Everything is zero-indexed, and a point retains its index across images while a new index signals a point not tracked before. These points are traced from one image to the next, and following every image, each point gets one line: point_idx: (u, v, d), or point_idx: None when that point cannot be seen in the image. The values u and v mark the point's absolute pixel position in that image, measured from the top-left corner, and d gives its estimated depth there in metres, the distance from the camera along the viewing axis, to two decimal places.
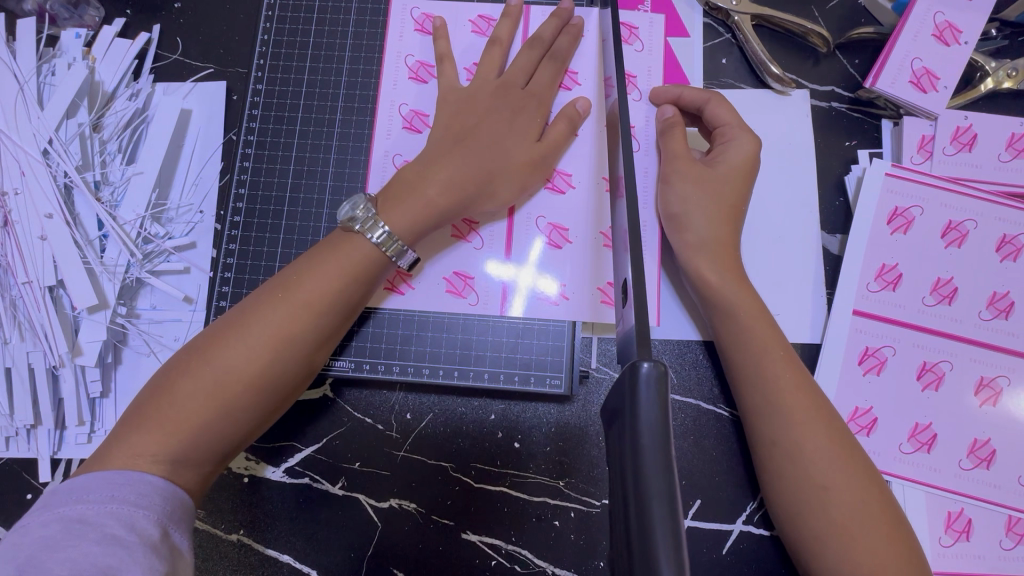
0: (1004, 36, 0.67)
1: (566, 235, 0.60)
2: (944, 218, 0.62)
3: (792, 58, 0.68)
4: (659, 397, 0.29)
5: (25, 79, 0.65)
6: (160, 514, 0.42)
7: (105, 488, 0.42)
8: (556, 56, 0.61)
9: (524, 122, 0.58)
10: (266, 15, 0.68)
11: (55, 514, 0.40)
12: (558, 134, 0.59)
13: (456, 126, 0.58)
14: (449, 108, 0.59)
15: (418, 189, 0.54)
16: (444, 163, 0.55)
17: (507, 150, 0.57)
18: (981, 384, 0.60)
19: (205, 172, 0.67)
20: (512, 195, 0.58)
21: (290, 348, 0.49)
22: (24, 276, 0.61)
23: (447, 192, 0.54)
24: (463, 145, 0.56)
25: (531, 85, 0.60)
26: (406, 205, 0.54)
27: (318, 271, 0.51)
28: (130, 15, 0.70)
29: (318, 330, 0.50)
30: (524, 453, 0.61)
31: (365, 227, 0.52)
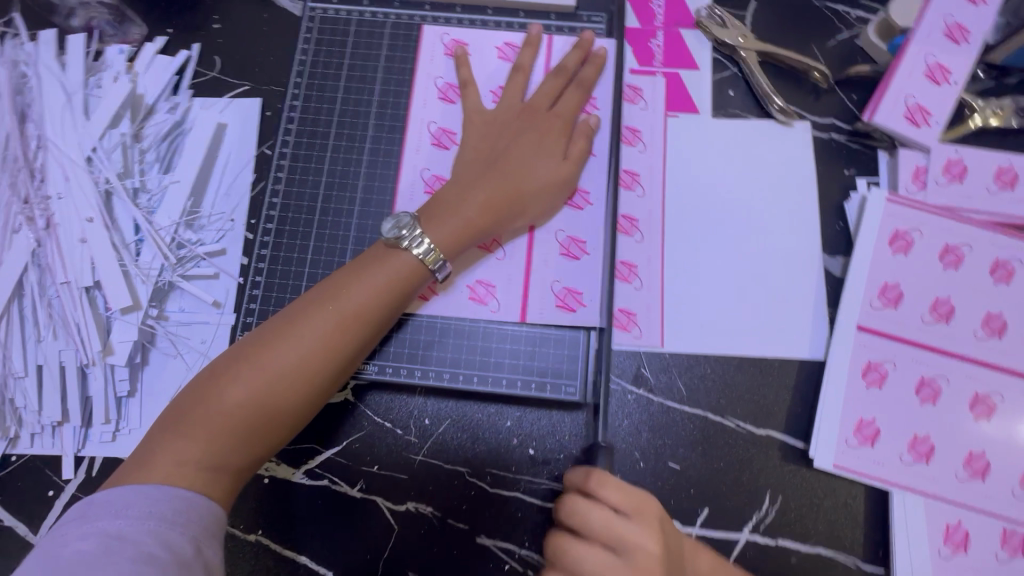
0: (991, 77, 0.72)
1: (584, 248, 0.64)
2: (941, 241, 0.66)
3: (795, 91, 0.73)
4: None
5: (73, 91, 0.68)
6: (194, 532, 0.43)
7: (141, 504, 0.43)
8: (580, 84, 0.65)
9: (550, 142, 0.62)
10: (304, 37, 0.72)
11: (94, 528, 0.41)
12: (579, 150, 0.62)
13: (486, 149, 0.62)
14: (477, 130, 0.64)
15: (457, 210, 0.58)
16: (481, 184, 0.59)
17: (538, 170, 0.60)
18: (976, 400, 0.63)
19: (238, 182, 0.70)
20: (542, 213, 0.62)
21: (332, 360, 0.51)
22: (62, 276, 0.63)
23: (486, 211, 0.58)
24: (497, 167, 0.60)
25: (556, 108, 0.64)
26: (449, 226, 0.57)
27: (361, 285, 0.53)
28: (172, 33, 0.74)
29: (359, 342, 0.53)
30: (539, 459, 0.63)
31: (412, 244, 0.55)
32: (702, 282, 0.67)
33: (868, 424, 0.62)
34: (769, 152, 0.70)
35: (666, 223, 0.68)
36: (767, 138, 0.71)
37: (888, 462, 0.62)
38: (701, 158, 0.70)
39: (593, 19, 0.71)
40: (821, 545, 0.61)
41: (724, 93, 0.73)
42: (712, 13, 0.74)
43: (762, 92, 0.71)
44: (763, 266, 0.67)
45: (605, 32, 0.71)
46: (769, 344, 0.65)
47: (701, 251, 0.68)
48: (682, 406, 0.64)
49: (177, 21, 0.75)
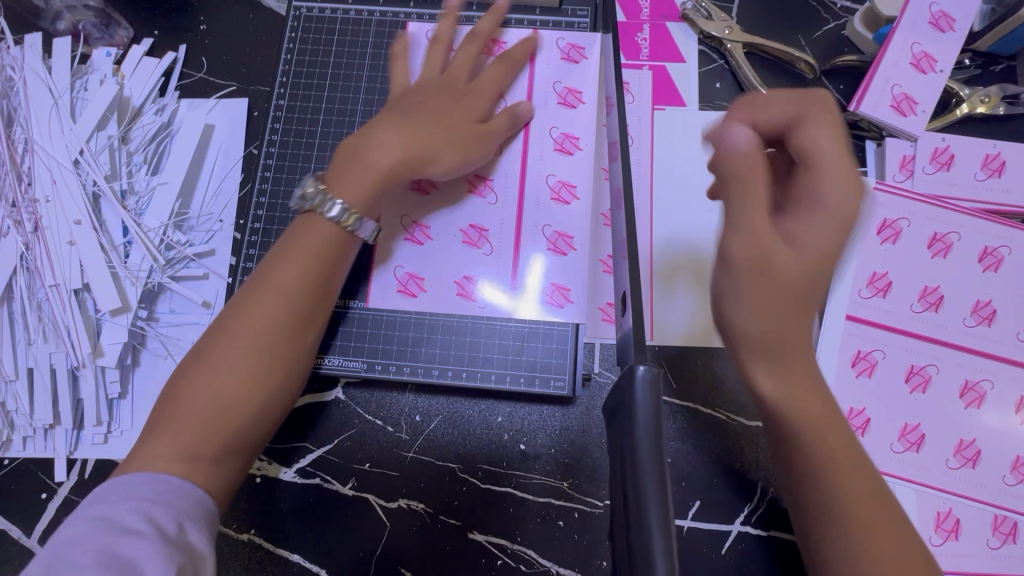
0: (977, 65, 0.72)
1: (571, 243, 0.63)
2: (929, 229, 0.66)
3: (782, 83, 0.73)
4: (653, 397, 0.33)
5: (59, 94, 0.68)
6: (177, 510, 0.43)
7: (129, 489, 0.43)
8: (507, 58, 0.65)
9: (468, 104, 0.60)
10: (289, 36, 0.72)
11: (96, 510, 0.41)
12: (500, 122, 0.62)
13: (389, 113, 0.59)
14: (387, 99, 0.61)
15: (366, 163, 0.54)
16: (378, 132, 0.56)
17: (443, 121, 0.58)
18: (966, 387, 0.63)
19: (226, 183, 0.70)
20: (455, 163, 0.59)
21: (284, 335, 0.49)
22: (50, 279, 0.63)
23: (394, 155, 0.55)
24: (410, 119, 0.57)
25: (476, 81, 0.63)
26: (357, 177, 0.54)
27: (289, 259, 0.51)
28: (158, 35, 0.75)
29: (306, 312, 0.51)
30: (529, 454, 0.63)
31: (320, 204, 0.53)
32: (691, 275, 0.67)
33: (857, 414, 0.62)
34: None
35: (654, 216, 0.68)
36: None
37: (879, 451, 0.62)
38: (688, 150, 0.70)
39: (578, 13, 0.71)
40: None
41: (710, 86, 0.73)
42: (697, 5, 0.74)
43: (749, 84, 0.71)
44: None
45: (590, 27, 0.71)
46: None
47: (689, 244, 0.68)
48: (671, 399, 0.64)
49: (163, 23, 0.75)
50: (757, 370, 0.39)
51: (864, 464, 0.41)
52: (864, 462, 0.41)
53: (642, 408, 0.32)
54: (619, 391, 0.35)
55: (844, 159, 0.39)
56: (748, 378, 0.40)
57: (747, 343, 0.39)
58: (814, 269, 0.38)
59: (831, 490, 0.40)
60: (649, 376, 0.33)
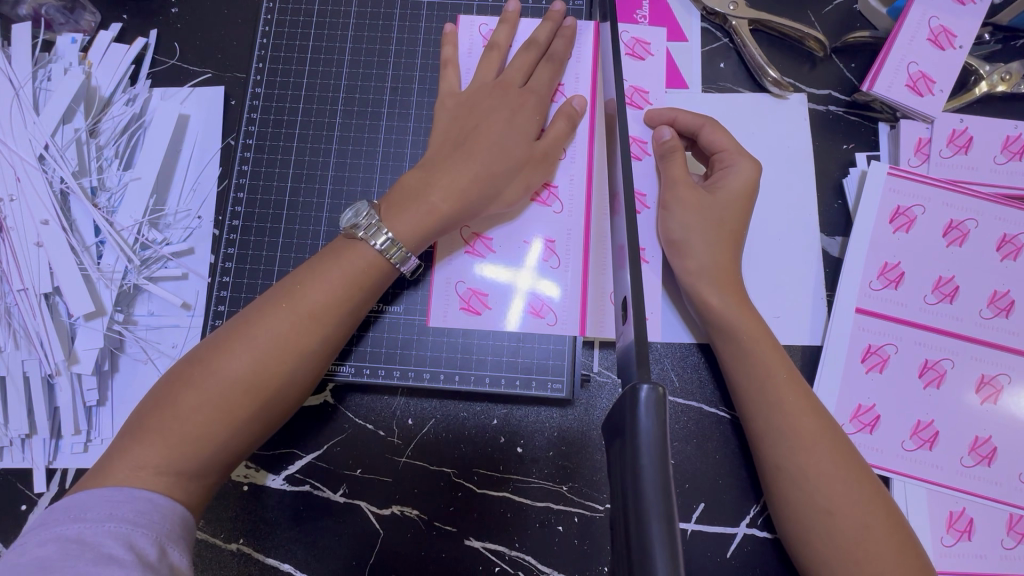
0: (997, 40, 0.68)
1: (555, 247, 0.61)
2: (945, 216, 0.63)
3: (790, 62, 0.68)
4: (659, 422, 0.30)
5: (21, 84, 0.64)
6: (158, 533, 0.41)
7: (105, 506, 0.41)
8: (551, 58, 0.61)
9: (524, 120, 0.58)
10: (266, 19, 0.67)
11: (53, 533, 0.39)
12: (558, 132, 0.59)
13: (456, 133, 0.58)
14: (449, 113, 0.60)
15: (422, 198, 0.54)
16: (445, 168, 0.55)
17: (506, 152, 0.56)
18: (982, 382, 0.60)
19: (203, 178, 0.67)
20: (517, 201, 0.59)
21: (296, 361, 0.49)
22: (20, 283, 0.60)
23: (453, 196, 0.54)
24: (464, 149, 0.56)
25: (530, 84, 0.60)
26: (410, 215, 0.53)
27: (318, 281, 0.50)
28: (127, 20, 0.70)
29: (323, 341, 0.50)
30: (526, 458, 0.61)
31: (368, 234, 0.52)
32: None
33: (867, 411, 0.60)
34: (763, 127, 0.66)
35: None
36: (761, 112, 0.67)
37: (889, 449, 0.59)
38: None
39: None
40: None
41: (714, 66, 0.69)
42: None
43: (756, 63, 0.67)
44: (759, 249, 0.63)
45: (586, 4, 0.67)
46: None
47: None
48: (673, 398, 0.61)
49: (132, 7, 0.70)
50: (703, 293, 0.56)
51: (834, 431, 0.51)
52: (833, 427, 0.52)
53: (646, 432, 0.29)
54: (618, 408, 0.32)
55: (740, 206, 0.58)
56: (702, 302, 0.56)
57: (694, 294, 0.56)
58: (726, 242, 0.57)
59: (783, 449, 0.51)
60: (653, 398, 0.30)
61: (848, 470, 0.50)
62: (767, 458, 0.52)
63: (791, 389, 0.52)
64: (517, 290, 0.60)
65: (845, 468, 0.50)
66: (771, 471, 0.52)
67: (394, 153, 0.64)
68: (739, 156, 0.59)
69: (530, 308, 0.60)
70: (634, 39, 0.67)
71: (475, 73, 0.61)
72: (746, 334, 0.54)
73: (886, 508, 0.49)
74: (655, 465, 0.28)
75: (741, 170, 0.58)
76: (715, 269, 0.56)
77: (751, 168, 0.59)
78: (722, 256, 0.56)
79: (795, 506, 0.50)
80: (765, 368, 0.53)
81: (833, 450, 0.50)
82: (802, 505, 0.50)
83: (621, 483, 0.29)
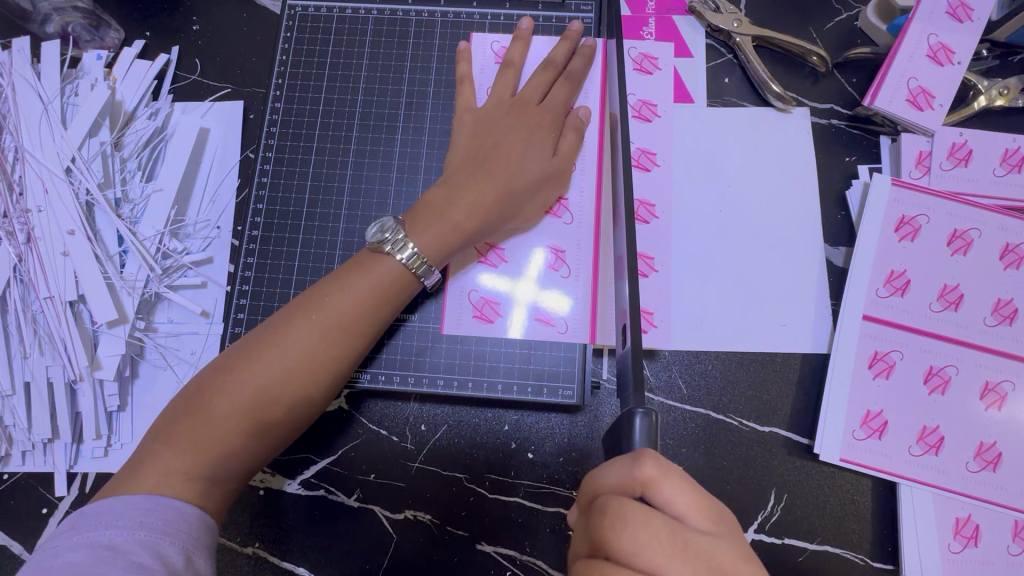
0: (994, 56, 0.70)
1: (565, 258, 0.62)
2: (949, 226, 0.64)
3: (793, 77, 0.70)
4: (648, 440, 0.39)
5: (49, 99, 0.66)
6: (184, 542, 0.42)
7: (133, 513, 0.42)
8: (569, 77, 0.63)
9: (541, 138, 0.60)
10: (285, 36, 0.70)
11: (85, 539, 0.40)
12: (569, 143, 0.61)
13: (475, 149, 0.60)
14: (467, 128, 0.62)
15: (445, 213, 0.56)
16: (467, 184, 0.57)
17: (525, 171, 0.58)
18: (986, 388, 0.61)
19: (223, 189, 0.69)
20: (531, 216, 0.61)
21: (323, 370, 0.50)
22: (45, 291, 0.62)
23: (474, 214, 0.56)
24: (485, 166, 0.58)
25: (546, 101, 0.62)
26: (433, 229, 0.55)
27: (346, 292, 0.52)
28: (150, 37, 0.72)
29: (348, 351, 0.52)
30: (537, 463, 0.62)
31: (395, 248, 0.54)
32: (702, 277, 0.65)
33: (875, 417, 0.61)
34: (767, 140, 0.68)
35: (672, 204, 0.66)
36: (766, 126, 0.68)
37: (896, 454, 0.60)
38: (699, 148, 0.68)
39: (582, 8, 0.69)
40: (828, 544, 0.59)
41: (719, 81, 0.71)
42: None
43: (759, 78, 0.69)
44: (765, 258, 0.65)
45: (595, 21, 0.69)
46: (772, 338, 0.63)
47: (697, 248, 0.66)
48: (683, 405, 0.63)
49: (155, 24, 0.73)
50: None
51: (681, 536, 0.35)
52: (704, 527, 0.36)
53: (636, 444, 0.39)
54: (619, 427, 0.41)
55: None
56: None
57: None
58: None
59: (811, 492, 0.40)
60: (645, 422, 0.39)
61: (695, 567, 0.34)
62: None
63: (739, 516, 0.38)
64: (527, 297, 0.62)
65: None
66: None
67: (409, 166, 0.65)
68: None
69: (538, 317, 0.62)
70: (642, 54, 0.69)
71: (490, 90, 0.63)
72: None
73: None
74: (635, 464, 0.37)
75: None
76: None
77: None
78: None
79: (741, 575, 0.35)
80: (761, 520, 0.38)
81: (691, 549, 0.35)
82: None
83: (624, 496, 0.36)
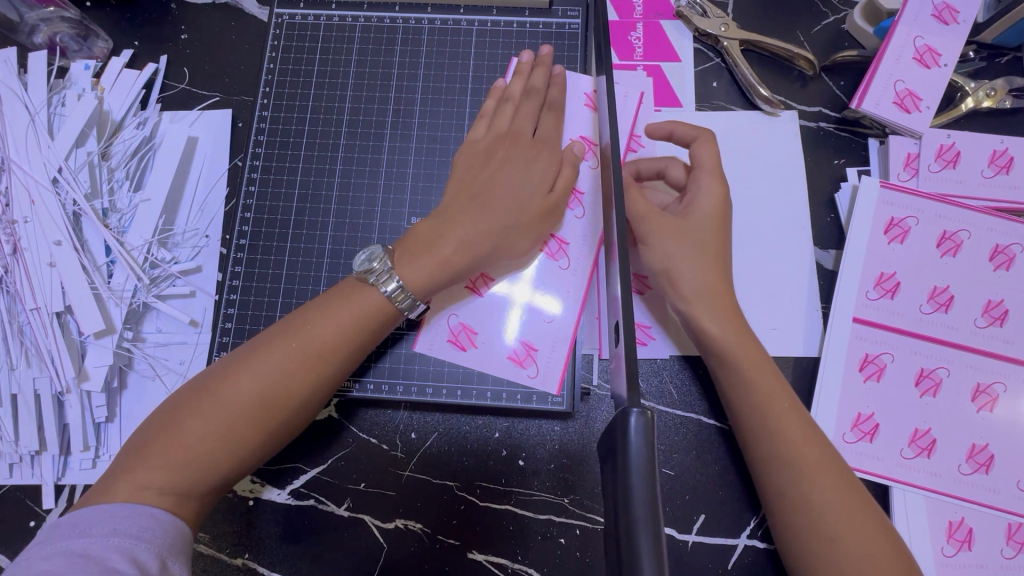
0: (982, 58, 0.70)
1: (559, 299, 0.61)
2: (939, 227, 0.64)
3: (780, 80, 0.71)
4: (647, 442, 0.31)
5: (35, 110, 0.66)
6: (159, 547, 0.42)
7: (109, 521, 0.42)
8: (553, 107, 0.63)
9: (538, 173, 0.59)
10: (272, 44, 0.70)
11: (60, 548, 0.40)
12: (565, 179, 0.60)
13: (471, 183, 0.59)
14: (465, 161, 0.61)
15: (433, 246, 0.55)
16: (458, 220, 0.56)
17: (518, 209, 0.57)
18: (978, 390, 0.61)
19: (212, 198, 0.68)
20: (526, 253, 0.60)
21: (300, 399, 0.50)
22: (32, 302, 0.62)
23: (463, 248, 0.55)
24: (479, 202, 0.57)
25: (539, 134, 0.62)
26: (419, 263, 0.54)
27: (326, 321, 0.52)
28: (138, 46, 0.72)
29: (327, 381, 0.51)
30: (528, 471, 0.62)
31: (379, 281, 0.53)
32: None
33: (867, 418, 0.61)
34: (756, 143, 0.68)
35: None
36: (754, 130, 0.69)
37: (889, 458, 0.60)
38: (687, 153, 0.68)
39: (569, 14, 0.69)
40: None
41: (707, 85, 0.71)
42: (691, 2, 0.72)
43: (747, 82, 0.69)
44: (754, 262, 0.65)
45: (582, 27, 0.69)
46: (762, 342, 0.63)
47: None
48: (674, 411, 0.62)
49: (143, 33, 0.73)
50: (701, 319, 0.55)
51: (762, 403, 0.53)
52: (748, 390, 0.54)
53: (635, 454, 0.31)
54: (610, 431, 0.33)
55: (717, 226, 0.58)
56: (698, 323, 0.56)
57: (690, 319, 0.56)
58: (714, 266, 0.56)
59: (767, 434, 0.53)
60: (642, 423, 0.31)
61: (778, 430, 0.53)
62: (766, 480, 0.53)
63: (793, 417, 0.53)
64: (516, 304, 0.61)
65: (841, 483, 0.51)
66: (767, 489, 0.53)
67: (397, 175, 0.65)
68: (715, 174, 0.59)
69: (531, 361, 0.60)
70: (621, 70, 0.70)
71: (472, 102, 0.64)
72: (743, 359, 0.54)
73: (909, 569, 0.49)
74: (644, 485, 0.30)
75: (709, 190, 0.58)
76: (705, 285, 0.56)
77: (720, 186, 0.58)
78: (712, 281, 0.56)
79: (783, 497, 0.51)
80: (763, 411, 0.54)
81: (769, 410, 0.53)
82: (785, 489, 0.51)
83: (613, 493, 0.31)
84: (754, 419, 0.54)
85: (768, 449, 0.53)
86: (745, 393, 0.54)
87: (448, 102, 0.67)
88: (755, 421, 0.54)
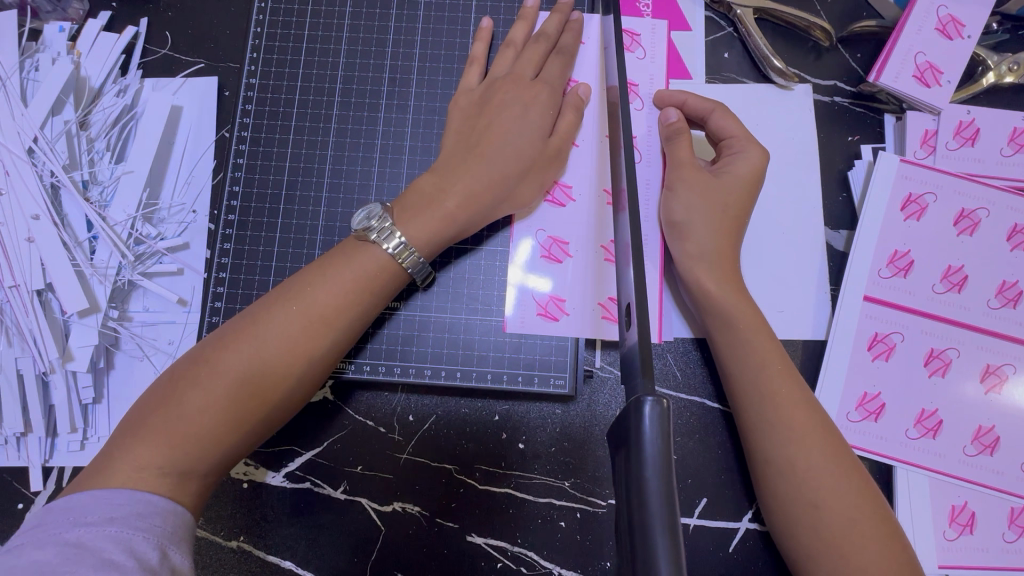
0: (1005, 29, 0.67)
1: (566, 249, 0.61)
2: (956, 205, 0.62)
3: (794, 52, 0.67)
4: (662, 433, 0.29)
5: (8, 75, 0.62)
6: (160, 536, 0.40)
7: (104, 509, 0.40)
8: (561, 52, 0.60)
9: (537, 115, 0.57)
10: (259, 7, 0.66)
11: (52, 536, 0.38)
12: (567, 124, 0.58)
13: (468, 135, 0.57)
14: (462, 110, 0.59)
15: (436, 202, 0.53)
16: (459, 173, 0.54)
17: (521, 154, 0.55)
18: (987, 371, 0.60)
19: (199, 170, 0.65)
20: (531, 201, 0.59)
21: (304, 364, 0.48)
22: (10, 279, 0.59)
23: (466, 203, 0.54)
24: (477, 152, 0.55)
25: (541, 75, 0.59)
26: (423, 218, 0.52)
27: (326, 283, 0.49)
28: (116, 8, 0.68)
29: (331, 344, 0.49)
30: (528, 453, 0.61)
31: (381, 237, 0.51)
32: None
33: (873, 399, 0.60)
34: (768, 119, 0.65)
35: None
36: (766, 104, 0.66)
37: (893, 437, 0.59)
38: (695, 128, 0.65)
39: None
40: None
41: (718, 56, 0.68)
42: None
43: (760, 53, 0.66)
44: (763, 243, 0.63)
45: None
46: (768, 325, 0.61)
47: None
48: (678, 395, 0.61)
49: None
50: (702, 278, 0.55)
51: (754, 349, 0.53)
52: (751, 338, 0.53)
53: (650, 446, 0.29)
54: (622, 420, 0.32)
55: (744, 192, 0.57)
56: (701, 284, 0.55)
57: (693, 279, 0.55)
58: (728, 230, 0.56)
59: (766, 405, 0.51)
60: (657, 412, 0.30)
61: (774, 392, 0.51)
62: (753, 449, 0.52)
63: (785, 379, 0.52)
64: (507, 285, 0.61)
65: (836, 457, 0.50)
66: (759, 463, 0.52)
67: (393, 147, 0.62)
68: (751, 142, 0.58)
69: (539, 310, 0.60)
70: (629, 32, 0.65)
71: (473, 75, 0.61)
72: (745, 322, 0.54)
73: (904, 553, 0.47)
74: (660, 477, 0.28)
75: (748, 158, 0.57)
76: (719, 245, 0.56)
77: (760, 156, 0.58)
78: (724, 238, 0.56)
79: (773, 467, 0.50)
80: (763, 373, 0.52)
81: (770, 364, 0.52)
82: (777, 463, 0.50)
83: (626, 484, 0.29)
84: (747, 391, 0.52)
85: (762, 423, 0.51)
86: (741, 357, 0.53)
87: (447, 72, 0.64)
88: (753, 387, 0.52)
